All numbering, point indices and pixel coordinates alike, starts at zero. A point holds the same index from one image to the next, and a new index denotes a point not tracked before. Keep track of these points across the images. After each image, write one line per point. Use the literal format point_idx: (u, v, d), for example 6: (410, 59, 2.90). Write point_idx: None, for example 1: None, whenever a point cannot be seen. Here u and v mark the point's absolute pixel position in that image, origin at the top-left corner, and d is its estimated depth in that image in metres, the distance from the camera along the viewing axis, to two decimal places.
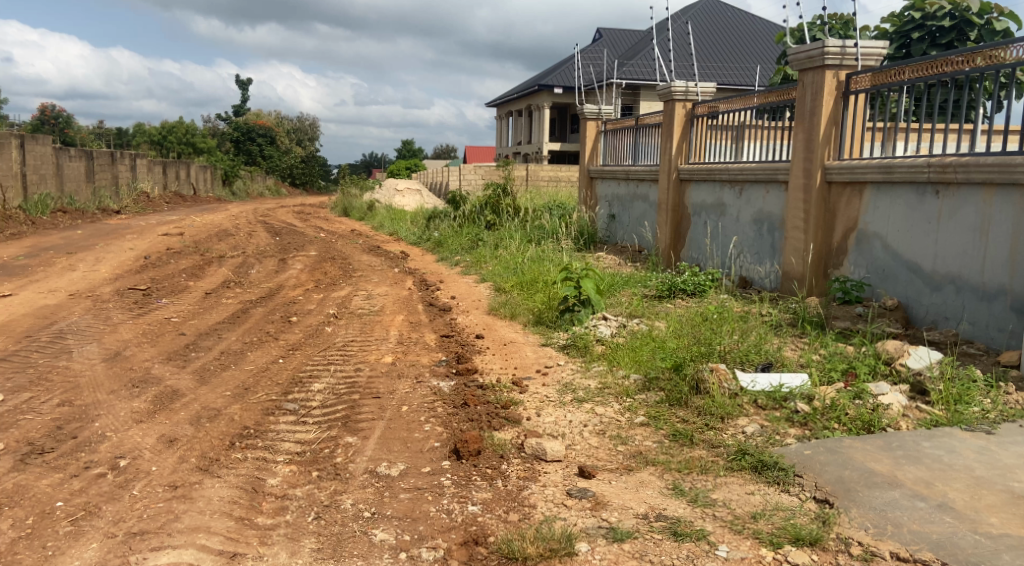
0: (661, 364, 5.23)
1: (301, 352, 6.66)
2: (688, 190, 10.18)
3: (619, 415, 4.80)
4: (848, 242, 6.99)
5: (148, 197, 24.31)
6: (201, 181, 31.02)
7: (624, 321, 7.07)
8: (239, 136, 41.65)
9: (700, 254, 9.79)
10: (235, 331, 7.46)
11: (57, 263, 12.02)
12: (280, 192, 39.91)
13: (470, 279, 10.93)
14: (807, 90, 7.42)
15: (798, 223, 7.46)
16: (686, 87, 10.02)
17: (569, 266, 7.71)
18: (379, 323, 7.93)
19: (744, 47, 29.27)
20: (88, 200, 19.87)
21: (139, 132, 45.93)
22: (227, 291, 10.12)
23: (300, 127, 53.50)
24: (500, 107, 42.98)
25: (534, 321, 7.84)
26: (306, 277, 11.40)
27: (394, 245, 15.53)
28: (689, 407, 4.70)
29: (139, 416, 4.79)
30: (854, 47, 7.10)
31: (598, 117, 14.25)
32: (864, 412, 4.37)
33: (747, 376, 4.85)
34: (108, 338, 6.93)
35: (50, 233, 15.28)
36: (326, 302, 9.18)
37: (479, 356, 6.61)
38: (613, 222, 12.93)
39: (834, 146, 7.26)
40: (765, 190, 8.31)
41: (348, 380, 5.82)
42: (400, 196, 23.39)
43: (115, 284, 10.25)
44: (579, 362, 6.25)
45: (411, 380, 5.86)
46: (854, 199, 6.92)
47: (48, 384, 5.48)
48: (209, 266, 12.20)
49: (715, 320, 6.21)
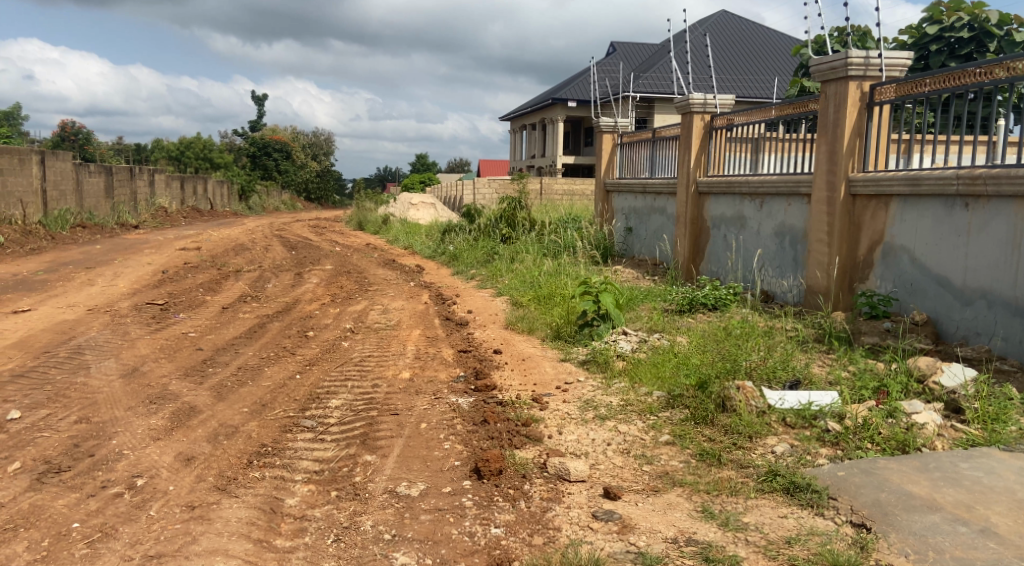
0: (684, 380, 5.12)
1: (319, 367, 6.59)
2: (706, 203, 10.07)
3: (643, 434, 4.69)
4: (875, 256, 6.85)
5: (166, 212, 24.45)
6: (218, 196, 31.17)
7: (645, 336, 6.96)
8: (255, 151, 41.89)
9: (720, 268, 9.66)
10: (252, 347, 7.40)
11: (76, 278, 12.05)
12: (295, 206, 40.08)
13: (486, 293, 10.85)
14: (830, 102, 7.32)
15: (822, 236, 7.34)
16: (705, 99, 10.01)
17: (588, 280, 7.61)
18: (396, 338, 7.85)
19: (759, 59, 29.16)
20: (107, 215, 19.99)
21: (157, 147, 46.33)
22: (244, 305, 10.09)
23: (316, 141, 53.82)
24: (515, 121, 43.03)
25: (552, 336, 7.74)
26: (322, 292, 11.36)
27: (410, 258, 15.49)
28: (715, 425, 4.59)
29: (156, 434, 4.72)
30: (878, 58, 7.00)
31: (615, 129, 14.12)
32: (898, 431, 4.26)
33: (774, 393, 4.76)
34: (126, 354, 6.89)
35: (69, 248, 15.36)
36: (342, 316, 9.12)
37: (497, 372, 6.51)
38: (629, 235, 12.82)
39: (858, 158, 7.15)
40: (787, 203, 8.19)
41: (365, 396, 5.74)
42: (415, 210, 23.39)
43: (133, 298, 10.25)
44: (599, 378, 6.14)
45: (429, 396, 5.77)
46: (880, 211, 6.79)
47: (65, 400, 5.44)
48: (226, 280, 12.19)
49: (739, 335, 6.10)
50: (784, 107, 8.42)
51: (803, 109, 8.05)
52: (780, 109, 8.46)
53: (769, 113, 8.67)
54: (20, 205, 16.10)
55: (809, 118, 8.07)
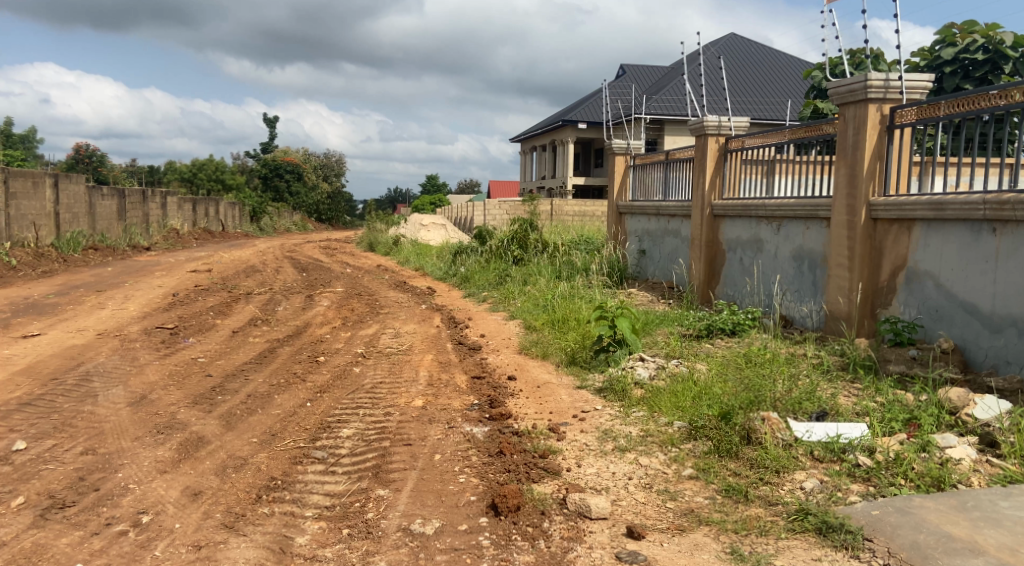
0: (706, 410, 4.97)
1: (329, 395, 6.45)
2: (722, 226, 9.93)
3: (666, 467, 4.53)
4: (898, 281, 6.69)
5: (177, 233, 24.50)
6: (229, 217, 31.25)
7: (663, 362, 6.80)
8: (267, 173, 42.07)
9: (737, 291, 9.50)
10: (262, 373, 7.28)
11: (87, 301, 11.99)
12: (307, 227, 40.15)
13: (499, 316, 10.71)
14: (849, 124, 7.19)
15: (843, 260, 7.18)
16: (720, 122, 9.94)
17: (604, 304, 7.48)
18: (408, 363, 7.71)
19: (770, 81, 29.12)
20: (119, 237, 20.01)
21: (169, 169, 46.61)
22: (254, 329, 9.98)
23: (327, 163, 54.07)
24: (525, 143, 43.12)
25: (567, 361, 7.59)
26: (333, 315, 11.25)
27: (421, 280, 15.39)
28: (741, 459, 4.45)
29: (162, 466, 4.59)
30: (898, 80, 6.86)
31: (629, 152, 13.84)
32: (933, 467, 4.13)
33: (801, 425, 4.64)
34: (134, 381, 6.78)
35: (81, 271, 15.34)
36: (353, 341, 8.99)
37: (512, 400, 6.35)
38: (643, 257, 12.68)
39: (879, 181, 7.00)
40: (806, 227, 8.05)
41: (377, 425, 5.60)
42: (425, 231, 23.33)
43: (143, 322, 10.16)
44: (617, 407, 5.98)
45: (443, 425, 5.63)
46: (903, 235, 6.64)
47: (72, 430, 5.32)
48: (237, 303, 12.11)
49: (762, 363, 5.96)
50: (801, 130, 8.30)
51: (821, 131, 7.92)
52: (797, 131, 8.33)
53: (785, 135, 8.55)
54: (32, 227, 16.11)
55: (827, 141, 7.94)
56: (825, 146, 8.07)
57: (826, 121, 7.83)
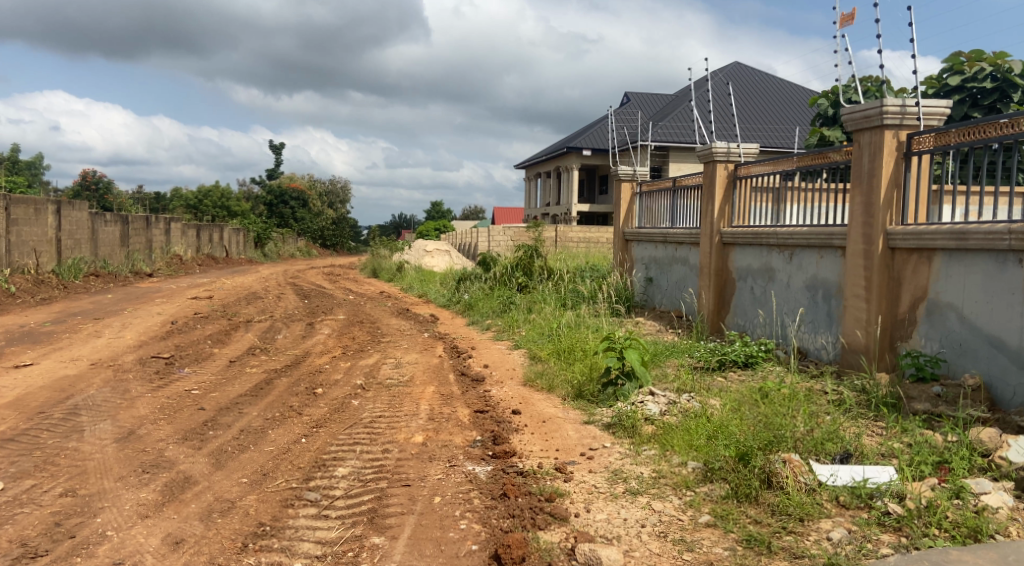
0: (722, 450, 4.72)
1: (326, 430, 6.18)
2: (731, 254, 9.67)
3: (681, 513, 4.26)
4: (918, 313, 6.42)
5: (180, 259, 24.35)
6: (234, 243, 31.12)
7: (674, 397, 6.52)
8: (272, 199, 42.03)
9: (747, 321, 9.23)
10: (257, 406, 7.00)
11: (83, 330, 11.75)
12: (311, 253, 40.04)
13: (503, 346, 10.44)
14: (864, 151, 6.96)
15: (859, 291, 6.92)
16: (729, 149, 9.67)
17: (611, 335, 7.20)
18: (408, 396, 7.42)
19: (775, 109, 29.04)
20: (121, 263, 19.83)
21: (175, 195, 46.63)
22: (252, 359, 9.72)
23: (332, 189, 54.10)
24: (529, 169, 43.06)
25: (573, 395, 7.31)
26: (333, 343, 11.00)
27: (424, 308, 15.14)
28: (761, 505, 4.18)
29: (145, 510, 4.32)
30: (916, 106, 6.65)
31: (633, 177, 13.73)
32: (969, 516, 3.85)
33: (825, 467, 4.39)
34: (123, 415, 6.51)
35: (80, 298, 15.12)
36: (353, 372, 8.71)
37: (516, 436, 6.07)
38: (650, 285, 12.42)
39: (896, 210, 6.76)
40: (819, 256, 7.79)
41: (375, 464, 5.33)
42: (429, 257, 23.13)
43: (139, 352, 9.91)
44: (626, 445, 5.70)
45: (444, 463, 5.36)
46: (922, 266, 6.39)
47: (53, 470, 5.04)
48: (236, 331, 11.87)
49: (780, 400, 5.72)
50: (813, 157, 8.08)
51: (834, 158, 7.71)
52: (809, 157, 8.11)
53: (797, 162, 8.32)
54: (33, 254, 15.91)
55: (840, 168, 7.70)
56: (837, 173, 7.82)
57: (839, 148, 7.61)
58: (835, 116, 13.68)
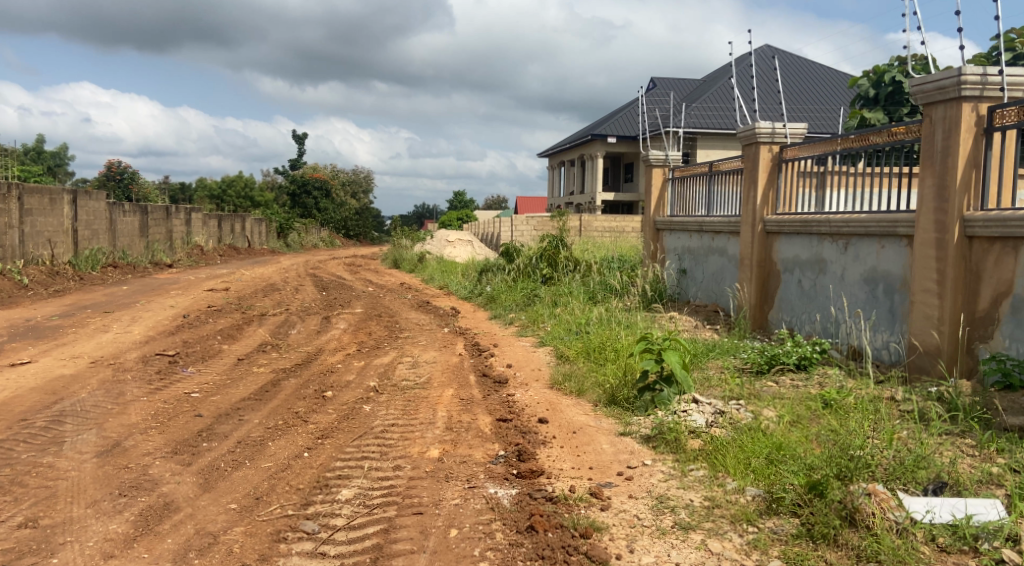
0: (789, 478, 4.09)
1: (332, 442, 5.45)
2: (776, 244, 8.89)
3: (743, 556, 3.66)
4: (1000, 310, 5.75)
5: (202, 250, 23.85)
6: (256, 234, 30.68)
7: (721, 406, 5.78)
8: (295, 189, 41.50)
9: (794, 318, 8.50)
10: (259, 411, 6.32)
11: (91, 324, 11.17)
12: (333, 243, 39.55)
13: (526, 343, 9.75)
14: (936, 127, 6.24)
15: (929, 284, 6.20)
16: (773, 129, 8.92)
17: (649, 334, 6.39)
18: (425, 401, 6.75)
19: (806, 91, 27.94)
20: (140, 255, 19.37)
21: (200, 186, 46.40)
22: (261, 357, 9.07)
23: (356, 179, 53.70)
24: (552, 157, 42.22)
25: (606, 400, 6.62)
26: (348, 340, 10.35)
27: (444, 300, 14.49)
28: (843, 548, 3.59)
29: (111, 548, 3.77)
30: (999, 75, 5.91)
31: (665, 163, 12.72)
32: None
33: (918, 502, 3.74)
34: (111, 423, 5.81)
35: (94, 290, 14.57)
36: (366, 372, 8.03)
37: (543, 450, 5.38)
38: (683, 277, 11.66)
39: (974, 193, 6.05)
40: (880, 246, 7.02)
41: (384, 485, 4.64)
42: (451, 247, 22.60)
43: (143, 348, 9.29)
44: (671, 463, 5.01)
45: (462, 485, 4.67)
46: (1007, 256, 5.71)
47: (19, 492, 4.44)
48: (248, 326, 11.25)
49: (851, 417, 5.02)
50: (870, 136, 7.32)
51: (893, 137, 6.98)
52: (865, 137, 7.36)
53: (836, 144, 7.78)
54: (48, 245, 15.42)
55: (885, 151, 7.18)
56: (884, 156, 7.24)
57: (898, 126, 6.88)
58: (876, 97, 12.68)
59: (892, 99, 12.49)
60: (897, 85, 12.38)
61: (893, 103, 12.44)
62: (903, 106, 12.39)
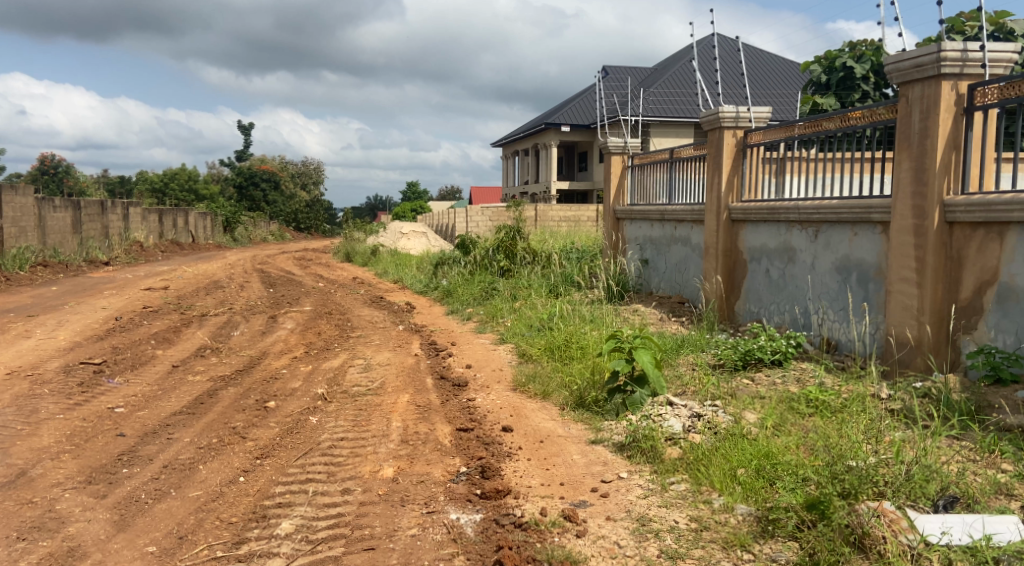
0: (787, 497, 3.71)
1: (271, 463, 4.88)
2: (742, 232, 8.51)
3: None
4: (985, 300, 5.43)
5: (141, 247, 22.77)
6: (201, 228, 29.56)
7: (700, 408, 5.34)
8: (242, 181, 40.23)
9: (762, 308, 8.15)
10: (192, 427, 5.71)
11: (12, 330, 10.33)
12: (283, 237, 38.43)
13: (485, 340, 9.25)
14: (913, 107, 5.87)
15: (908, 273, 5.86)
16: (737, 113, 8.49)
17: (618, 330, 5.92)
18: (378, 410, 6.21)
19: (759, 78, 27.84)
20: (74, 253, 18.34)
21: (142, 179, 44.83)
22: (199, 362, 8.40)
23: (307, 170, 52.49)
24: (507, 147, 41.71)
25: (573, 404, 6.16)
26: (295, 341, 9.72)
27: (399, 295, 13.89)
28: None
29: None
30: (980, 50, 5.55)
31: (624, 151, 12.28)
32: None
33: (932, 523, 3.35)
34: (18, 448, 5.15)
35: (22, 291, 13.64)
36: (314, 378, 7.43)
37: (509, 464, 4.90)
38: (646, 267, 11.25)
39: (954, 176, 5.71)
40: (852, 233, 6.67)
41: (330, 514, 4.10)
42: (405, 240, 21.98)
43: (67, 357, 8.55)
44: (648, 474, 4.57)
45: (419, 510, 4.16)
46: (991, 243, 5.38)
47: None
48: (186, 328, 10.53)
49: (841, 420, 4.63)
50: (823, 122, 7.05)
51: (849, 122, 6.70)
52: (818, 123, 7.08)
53: (795, 130, 7.46)
54: None
55: (854, 135, 6.78)
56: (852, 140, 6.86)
57: (858, 110, 6.58)
58: (828, 82, 12.35)
59: (844, 84, 12.16)
60: (848, 70, 12.04)
61: (845, 88, 12.10)
62: (855, 91, 12.06)
